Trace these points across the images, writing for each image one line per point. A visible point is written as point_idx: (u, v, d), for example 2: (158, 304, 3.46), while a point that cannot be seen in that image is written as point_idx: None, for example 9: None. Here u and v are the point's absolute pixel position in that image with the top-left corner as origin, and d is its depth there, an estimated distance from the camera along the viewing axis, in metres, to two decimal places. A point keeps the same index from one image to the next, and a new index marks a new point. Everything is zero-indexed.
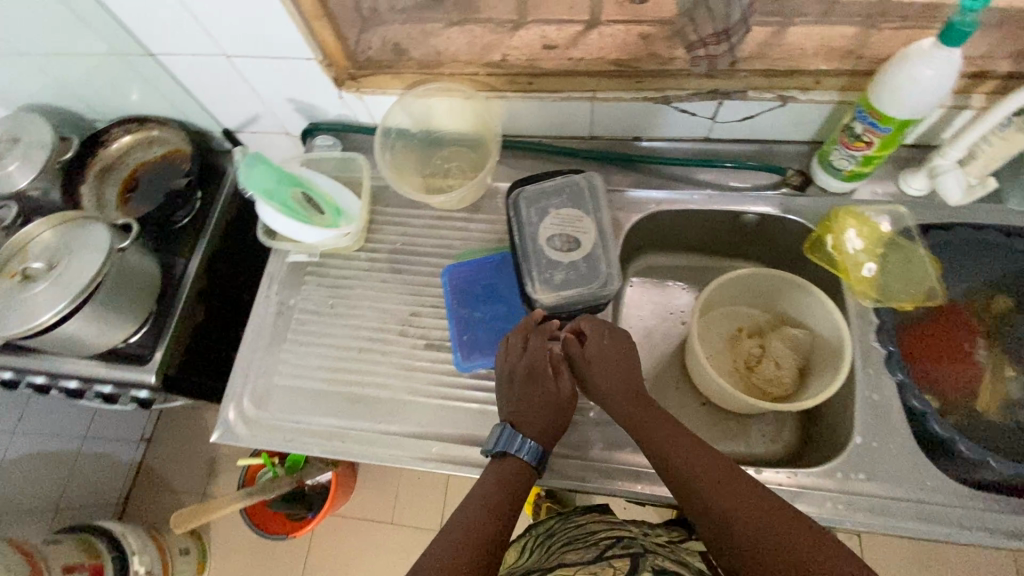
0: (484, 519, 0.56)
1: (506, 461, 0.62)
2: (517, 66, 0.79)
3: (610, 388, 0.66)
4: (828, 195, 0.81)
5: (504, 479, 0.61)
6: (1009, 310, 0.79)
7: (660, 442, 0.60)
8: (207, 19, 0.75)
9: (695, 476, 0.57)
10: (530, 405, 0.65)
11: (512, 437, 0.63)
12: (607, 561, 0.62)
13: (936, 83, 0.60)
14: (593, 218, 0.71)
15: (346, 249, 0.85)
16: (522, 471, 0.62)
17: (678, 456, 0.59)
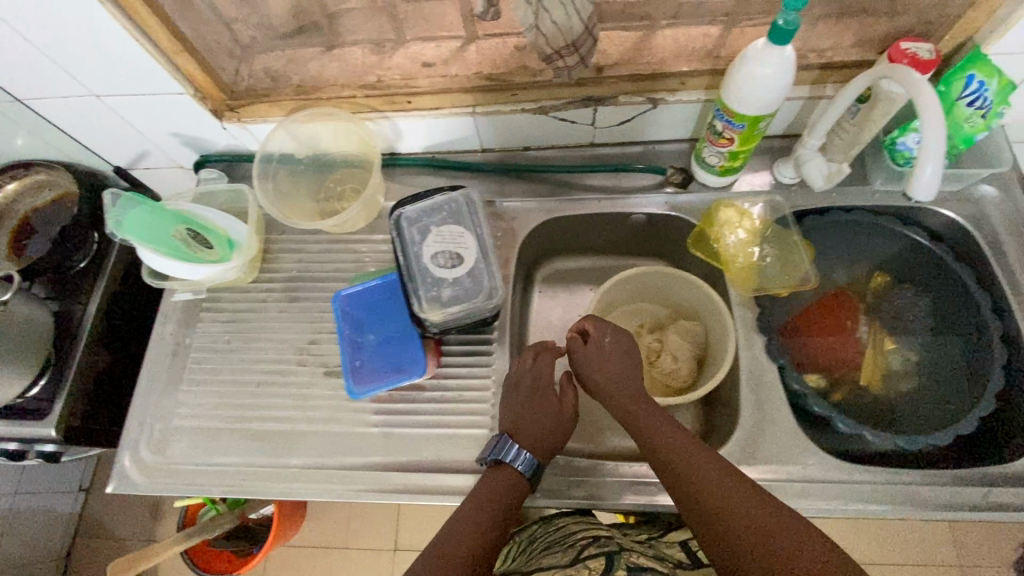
0: (477, 529, 0.58)
1: (501, 467, 0.66)
2: (393, 86, 0.79)
3: (609, 388, 0.69)
4: (709, 190, 0.83)
5: (495, 487, 0.64)
6: (886, 286, 0.82)
7: (653, 435, 0.63)
8: (64, 60, 0.73)
9: (682, 464, 0.59)
10: (529, 416, 0.69)
11: (512, 444, 0.66)
12: (582, 562, 0.59)
13: (774, 80, 0.62)
14: (474, 233, 0.72)
15: (240, 280, 0.85)
16: (515, 481, 0.64)
17: (670, 446, 0.61)
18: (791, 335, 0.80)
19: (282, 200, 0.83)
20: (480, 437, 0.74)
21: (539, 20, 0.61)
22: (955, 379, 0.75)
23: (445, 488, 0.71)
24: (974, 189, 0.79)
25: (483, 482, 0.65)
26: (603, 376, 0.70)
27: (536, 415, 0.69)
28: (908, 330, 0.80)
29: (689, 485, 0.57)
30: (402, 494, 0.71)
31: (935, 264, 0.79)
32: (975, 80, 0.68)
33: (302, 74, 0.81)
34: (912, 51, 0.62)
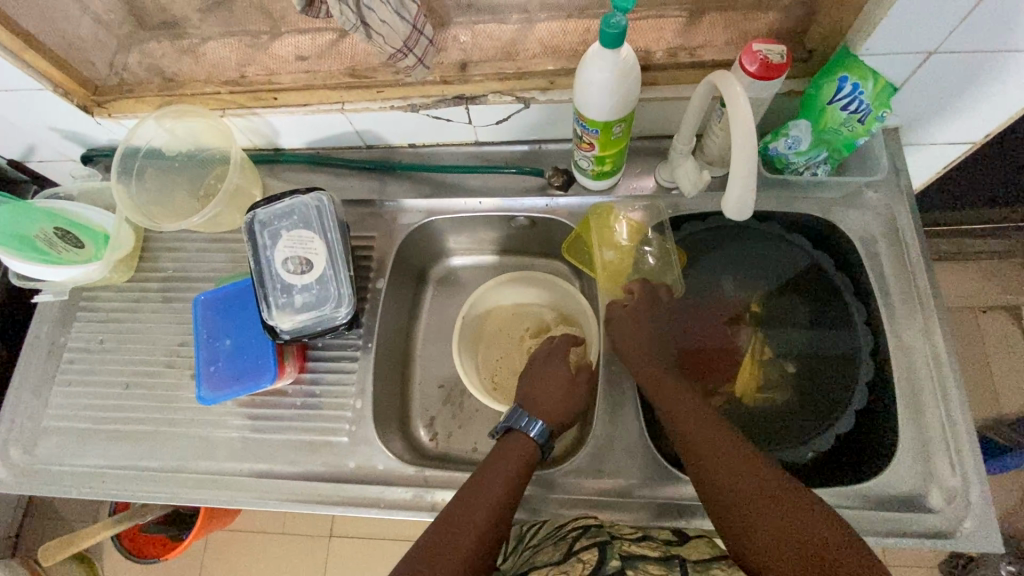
0: (491, 492, 0.60)
1: (512, 436, 0.67)
2: (257, 82, 0.76)
3: (632, 359, 0.70)
4: (590, 193, 0.81)
5: (509, 453, 0.65)
6: (771, 293, 0.77)
7: (673, 407, 0.65)
8: None
9: (700, 438, 0.60)
10: (540, 388, 0.72)
11: (522, 414, 0.69)
12: (575, 556, 0.56)
13: (612, 85, 0.59)
14: (324, 238, 0.71)
15: (115, 280, 0.84)
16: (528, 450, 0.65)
17: (689, 420, 0.63)
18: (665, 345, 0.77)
19: (155, 203, 0.82)
20: (338, 446, 0.73)
21: (366, 20, 0.57)
22: (829, 395, 0.70)
23: (295, 496, 0.70)
24: (858, 196, 0.76)
25: (499, 446, 0.66)
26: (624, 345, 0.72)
27: (544, 388, 0.72)
28: (788, 341, 0.75)
29: (707, 460, 0.58)
30: (253, 501, 0.71)
31: (815, 273, 0.76)
32: (848, 83, 0.64)
33: (168, 69, 0.79)
34: (763, 54, 0.58)
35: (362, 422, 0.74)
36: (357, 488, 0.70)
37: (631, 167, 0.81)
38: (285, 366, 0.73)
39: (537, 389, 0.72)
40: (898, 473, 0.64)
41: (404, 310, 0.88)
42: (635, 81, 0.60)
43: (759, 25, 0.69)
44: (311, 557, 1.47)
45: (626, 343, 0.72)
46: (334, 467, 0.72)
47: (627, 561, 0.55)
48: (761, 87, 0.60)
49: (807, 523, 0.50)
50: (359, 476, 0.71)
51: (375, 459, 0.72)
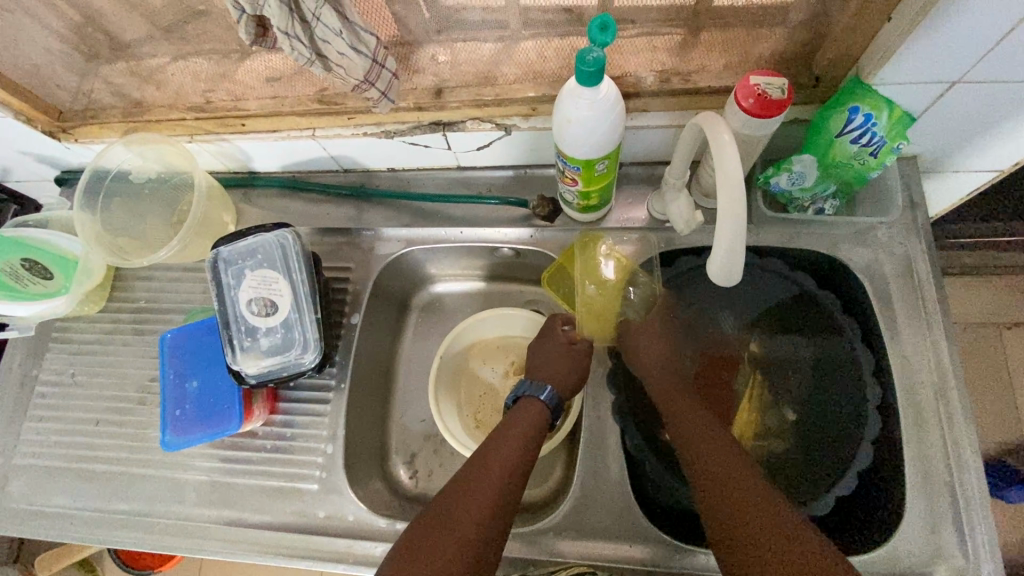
0: (496, 470, 0.56)
1: (525, 404, 0.65)
2: (223, 108, 0.72)
3: (651, 363, 0.68)
4: (578, 223, 0.76)
5: (518, 422, 0.62)
6: (773, 333, 0.73)
7: (681, 409, 0.62)
8: None
9: (702, 439, 0.58)
10: (543, 363, 0.69)
11: (531, 381, 0.67)
12: None
13: (592, 122, 0.54)
14: (290, 278, 0.67)
15: (86, 311, 0.81)
16: (539, 417, 0.63)
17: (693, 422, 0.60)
18: None
19: (123, 233, 0.79)
20: (307, 493, 0.70)
21: (322, 52, 0.52)
22: (829, 448, 0.66)
23: (262, 546, 0.68)
24: (870, 231, 0.69)
25: (508, 416, 0.64)
26: (646, 351, 0.69)
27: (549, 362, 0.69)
28: (788, 385, 0.71)
29: (703, 462, 0.56)
30: (220, 550, 0.69)
31: (820, 315, 0.70)
32: (859, 113, 0.57)
33: (132, 92, 0.75)
34: (761, 87, 0.52)
35: (332, 468, 0.70)
36: (325, 539, 0.67)
37: (623, 197, 0.76)
38: (253, 410, 0.70)
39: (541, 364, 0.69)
40: (903, 544, 0.59)
41: (383, 342, 0.84)
42: (616, 116, 0.55)
43: (761, 46, 0.62)
44: None
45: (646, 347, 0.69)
46: (302, 516, 0.69)
47: None
48: (757, 124, 0.54)
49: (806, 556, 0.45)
50: (328, 525, 0.68)
51: (345, 509, 0.68)
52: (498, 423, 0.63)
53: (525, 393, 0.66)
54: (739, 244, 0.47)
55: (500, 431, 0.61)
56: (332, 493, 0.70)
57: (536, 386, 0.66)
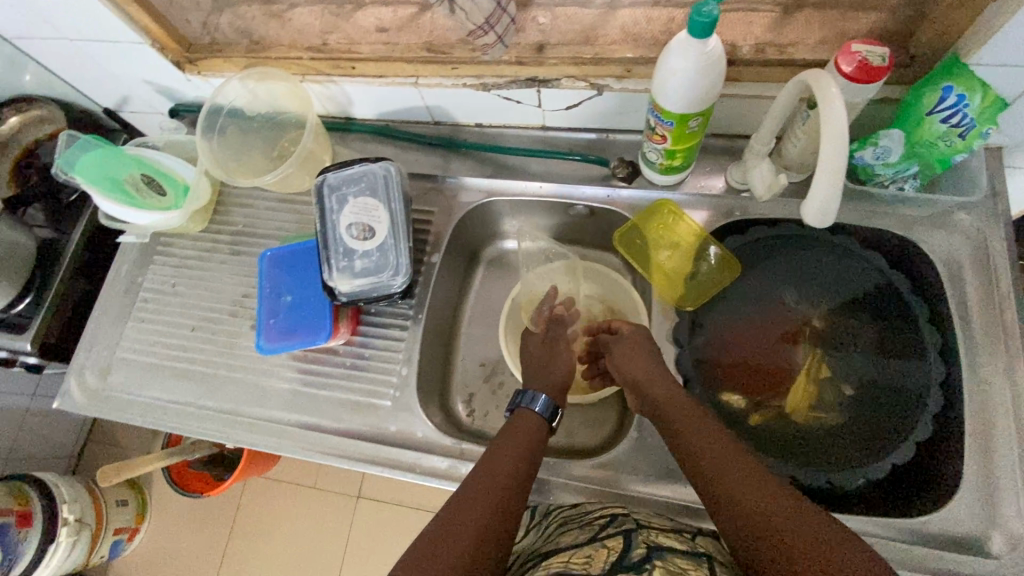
0: (503, 475, 0.56)
1: (521, 416, 0.67)
2: (338, 51, 0.78)
3: (644, 382, 0.68)
4: (657, 187, 0.79)
5: (515, 430, 0.64)
6: (838, 309, 0.74)
7: (687, 429, 0.60)
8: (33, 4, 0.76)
9: (722, 457, 0.55)
10: (537, 368, 0.75)
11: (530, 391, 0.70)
12: (600, 541, 0.55)
13: (694, 75, 0.57)
14: (387, 208, 0.73)
15: (190, 229, 0.88)
16: (536, 426, 0.66)
17: (710, 443, 0.57)
18: (714, 342, 0.75)
19: (232, 161, 0.86)
20: (381, 410, 0.75)
21: None
22: (886, 421, 0.68)
23: (339, 451, 0.74)
24: (947, 215, 0.72)
25: (504, 429, 0.65)
26: (625, 368, 0.71)
27: (541, 367, 0.75)
28: (852, 363, 0.71)
29: (723, 483, 0.52)
30: (295, 451, 0.75)
31: (888, 294, 0.72)
32: (953, 93, 0.59)
33: (256, 31, 0.82)
34: (863, 56, 0.55)
35: (406, 389, 0.76)
36: (396, 452, 0.73)
37: (701, 166, 0.79)
38: (340, 327, 0.76)
39: (536, 370, 0.75)
40: (953, 517, 0.62)
41: (453, 286, 0.89)
42: (719, 73, 0.58)
43: (860, 25, 0.65)
44: (339, 511, 1.54)
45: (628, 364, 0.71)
46: (374, 429, 0.75)
47: (656, 549, 0.53)
48: (856, 89, 0.57)
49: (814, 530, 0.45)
50: (398, 440, 0.74)
51: (415, 427, 0.74)
52: (497, 434, 0.64)
53: (520, 403, 0.68)
54: (838, 190, 0.49)
55: (496, 441, 0.62)
56: (404, 413, 0.75)
57: (530, 397, 0.69)
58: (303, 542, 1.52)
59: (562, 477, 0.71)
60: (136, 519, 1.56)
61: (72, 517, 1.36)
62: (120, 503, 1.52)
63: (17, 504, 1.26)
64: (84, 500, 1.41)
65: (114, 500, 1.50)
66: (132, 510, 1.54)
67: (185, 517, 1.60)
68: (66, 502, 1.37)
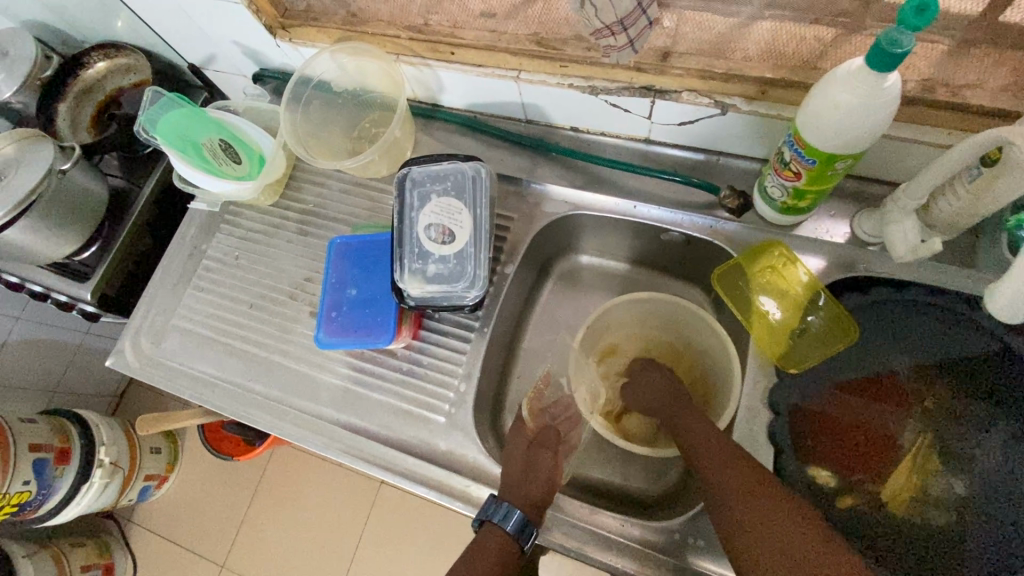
0: None
1: (485, 532, 0.62)
2: (440, 33, 0.72)
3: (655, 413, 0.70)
4: (768, 225, 0.71)
5: (483, 554, 0.60)
6: (960, 392, 0.64)
7: (682, 422, 0.65)
8: None
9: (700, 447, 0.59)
10: (517, 474, 0.65)
11: (496, 505, 0.62)
12: None
13: (861, 113, 0.49)
14: (472, 213, 0.67)
15: (260, 202, 0.85)
16: (505, 542, 0.60)
17: (694, 437, 0.61)
18: (815, 410, 0.66)
19: (312, 136, 0.83)
20: (432, 425, 0.71)
21: None
22: (1000, 525, 0.59)
23: (383, 462, 0.69)
24: None
25: (473, 552, 0.60)
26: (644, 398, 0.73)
27: (521, 473, 0.66)
28: (968, 454, 0.62)
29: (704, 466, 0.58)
30: (338, 453, 0.70)
31: (1012, 372, 0.63)
32: None
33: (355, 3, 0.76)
34: None
35: (462, 407, 0.71)
36: (444, 474, 0.68)
37: (823, 207, 0.71)
38: (403, 330, 0.72)
39: (515, 473, 0.66)
40: None
41: (521, 298, 0.83)
42: (890, 113, 0.49)
43: None
44: (360, 494, 1.52)
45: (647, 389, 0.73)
46: (424, 445, 0.70)
47: None
48: None
49: (751, 483, 0.53)
50: (448, 461, 0.69)
51: (466, 449, 0.69)
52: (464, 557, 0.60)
53: (488, 519, 0.61)
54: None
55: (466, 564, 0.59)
56: (457, 433, 0.70)
57: (503, 513, 0.61)
58: (322, 518, 1.52)
59: (617, 532, 0.64)
60: (167, 468, 1.59)
61: (108, 459, 1.39)
62: (154, 451, 1.55)
63: (57, 441, 1.29)
64: (121, 445, 1.44)
65: (149, 448, 1.53)
66: (165, 459, 1.57)
67: (213, 474, 1.62)
68: (103, 444, 1.39)
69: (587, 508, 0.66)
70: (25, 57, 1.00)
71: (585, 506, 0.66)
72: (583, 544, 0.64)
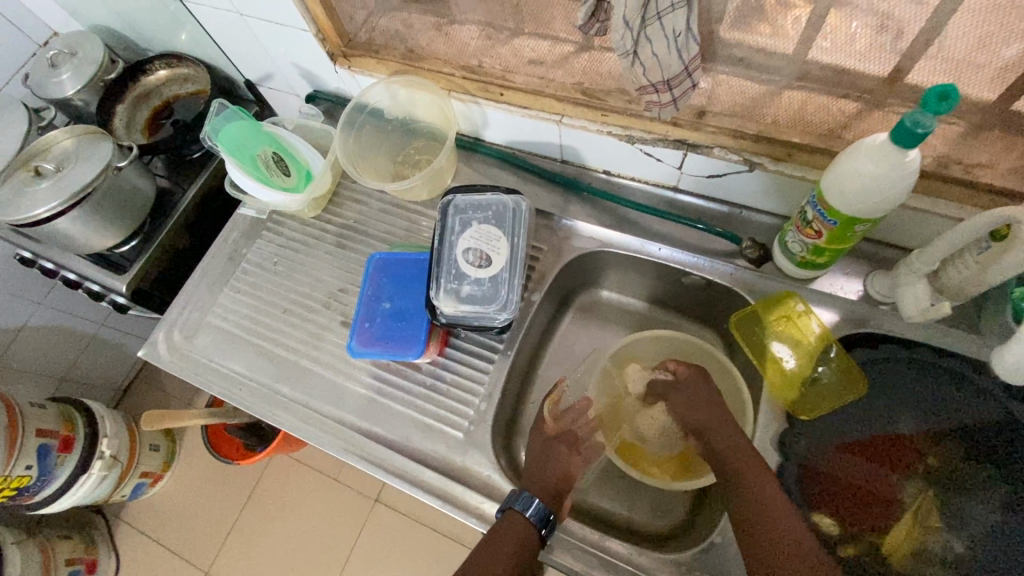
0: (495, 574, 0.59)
1: (507, 518, 0.63)
2: (492, 76, 0.79)
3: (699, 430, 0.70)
4: (785, 278, 0.75)
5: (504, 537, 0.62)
6: (958, 453, 0.67)
7: (716, 442, 0.67)
8: None
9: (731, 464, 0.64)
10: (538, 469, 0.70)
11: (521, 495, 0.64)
12: None
13: (883, 182, 0.54)
14: (509, 241, 0.72)
15: (303, 213, 0.89)
16: (523, 532, 0.62)
17: (730, 454, 0.65)
18: (821, 456, 0.69)
19: (360, 156, 0.88)
20: (452, 441, 0.73)
21: (640, 49, 0.56)
22: None
23: (401, 473, 0.71)
24: None
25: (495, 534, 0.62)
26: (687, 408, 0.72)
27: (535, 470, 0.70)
28: (963, 512, 0.65)
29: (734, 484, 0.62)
30: (358, 461, 0.72)
31: (1010, 437, 0.65)
32: None
33: (415, 41, 0.83)
34: None
35: (481, 425, 0.74)
36: (460, 489, 0.70)
37: (839, 265, 0.75)
38: (431, 346, 0.75)
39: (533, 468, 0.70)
40: None
41: (542, 327, 0.87)
42: (908, 185, 0.54)
43: None
44: (354, 511, 1.52)
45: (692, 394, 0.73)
46: (442, 458, 0.72)
47: None
48: None
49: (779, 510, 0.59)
50: (464, 476, 0.71)
51: (482, 467, 0.71)
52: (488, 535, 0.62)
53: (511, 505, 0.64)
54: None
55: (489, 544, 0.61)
56: (474, 450, 0.73)
57: (523, 501, 0.63)
58: (312, 532, 1.51)
59: (624, 560, 0.66)
60: (163, 467, 1.58)
61: (109, 452, 1.39)
62: (152, 448, 1.55)
63: (63, 428, 1.30)
64: (122, 438, 1.44)
65: (148, 444, 1.53)
66: (161, 457, 1.57)
67: (207, 476, 1.61)
68: (106, 436, 1.40)
69: (595, 535, 0.68)
70: (93, 60, 1.06)
71: (594, 533, 0.68)
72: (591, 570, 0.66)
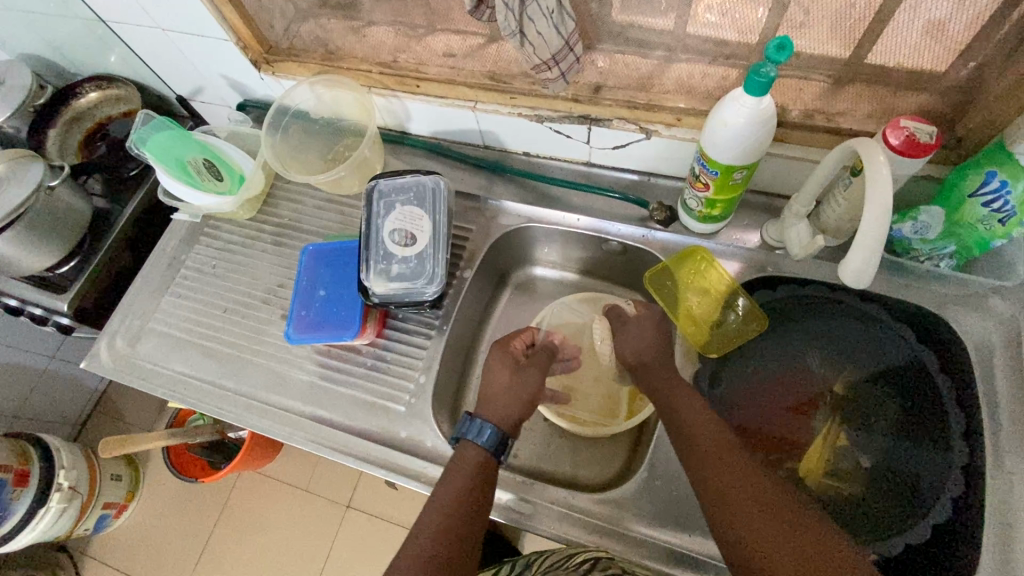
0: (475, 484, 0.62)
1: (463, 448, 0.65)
2: (407, 69, 0.84)
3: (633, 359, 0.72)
4: (692, 234, 0.82)
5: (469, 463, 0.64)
6: (859, 380, 0.73)
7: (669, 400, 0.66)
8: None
9: (702, 452, 0.59)
10: (493, 393, 0.69)
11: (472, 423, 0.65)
12: None
13: (746, 130, 0.60)
14: (431, 219, 0.78)
15: (240, 215, 0.92)
16: (494, 459, 0.65)
17: (699, 436, 0.60)
18: (735, 396, 0.74)
19: (292, 156, 0.92)
20: (394, 415, 0.77)
21: (525, 28, 0.61)
22: (902, 497, 0.65)
23: (346, 449, 0.75)
24: (980, 298, 0.72)
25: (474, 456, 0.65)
26: (630, 350, 0.74)
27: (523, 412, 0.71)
28: (869, 428, 0.70)
29: (693, 451, 0.60)
30: (303, 442, 0.75)
31: (916, 371, 0.71)
32: (996, 178, 0.60)
33: (333, 43, 0.87)
34: (910, 130, 0.58)
35: (421, 397, 0.78)
36: (405, 457, 0.74)
37: (739, 219, 0.82)
38: (367, 327, 0.79)
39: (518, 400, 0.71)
40: None
41: (481, 303, 0.91)
42: (768, 130, 0.61)
43: (908, 102, 0.66)
44: (326, 519, 1.51)
45: (628, 338, 0.75)
46: (387, 431, 0.76)
47: None
48: (903, 162, 0.60)
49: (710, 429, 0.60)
50: (408, 445, 0.75)
51: (425, 435, 0.75)
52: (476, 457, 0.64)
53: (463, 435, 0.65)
54: (877, 252, 0.57)
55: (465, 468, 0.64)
56: (417, 421, 0.76)
57: (477, 429, 0.65)
58: (283, 545, 1.50)
59: (562, 506, 0.70)
60: (126, 496, 1.55)
61: (67, 484, 1.35)
62: (113, 478, 1.52)
63: (16, 462, 1.27)
64: (81, 468, 1.40)
65: (108, 474, 1.49)
66: (124, 486, 1.53)
67: (174, 500, 1.59)
68: (63, 467, 1.36)
69: (536, 486, 0.71)
70: (20, 86, 1.07)
71: (534, 485, 0.71)
72: (532, 519, 0.69)
